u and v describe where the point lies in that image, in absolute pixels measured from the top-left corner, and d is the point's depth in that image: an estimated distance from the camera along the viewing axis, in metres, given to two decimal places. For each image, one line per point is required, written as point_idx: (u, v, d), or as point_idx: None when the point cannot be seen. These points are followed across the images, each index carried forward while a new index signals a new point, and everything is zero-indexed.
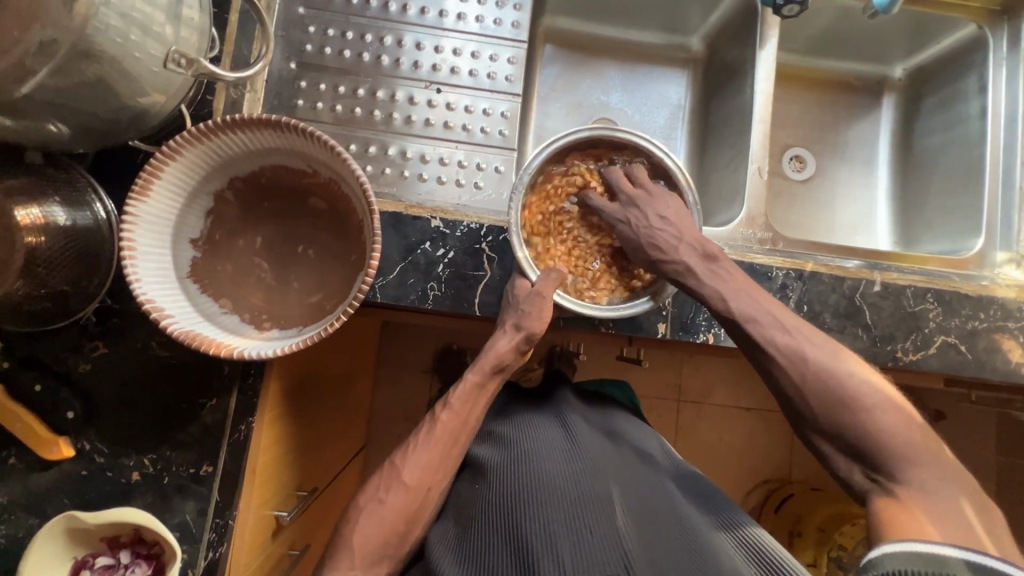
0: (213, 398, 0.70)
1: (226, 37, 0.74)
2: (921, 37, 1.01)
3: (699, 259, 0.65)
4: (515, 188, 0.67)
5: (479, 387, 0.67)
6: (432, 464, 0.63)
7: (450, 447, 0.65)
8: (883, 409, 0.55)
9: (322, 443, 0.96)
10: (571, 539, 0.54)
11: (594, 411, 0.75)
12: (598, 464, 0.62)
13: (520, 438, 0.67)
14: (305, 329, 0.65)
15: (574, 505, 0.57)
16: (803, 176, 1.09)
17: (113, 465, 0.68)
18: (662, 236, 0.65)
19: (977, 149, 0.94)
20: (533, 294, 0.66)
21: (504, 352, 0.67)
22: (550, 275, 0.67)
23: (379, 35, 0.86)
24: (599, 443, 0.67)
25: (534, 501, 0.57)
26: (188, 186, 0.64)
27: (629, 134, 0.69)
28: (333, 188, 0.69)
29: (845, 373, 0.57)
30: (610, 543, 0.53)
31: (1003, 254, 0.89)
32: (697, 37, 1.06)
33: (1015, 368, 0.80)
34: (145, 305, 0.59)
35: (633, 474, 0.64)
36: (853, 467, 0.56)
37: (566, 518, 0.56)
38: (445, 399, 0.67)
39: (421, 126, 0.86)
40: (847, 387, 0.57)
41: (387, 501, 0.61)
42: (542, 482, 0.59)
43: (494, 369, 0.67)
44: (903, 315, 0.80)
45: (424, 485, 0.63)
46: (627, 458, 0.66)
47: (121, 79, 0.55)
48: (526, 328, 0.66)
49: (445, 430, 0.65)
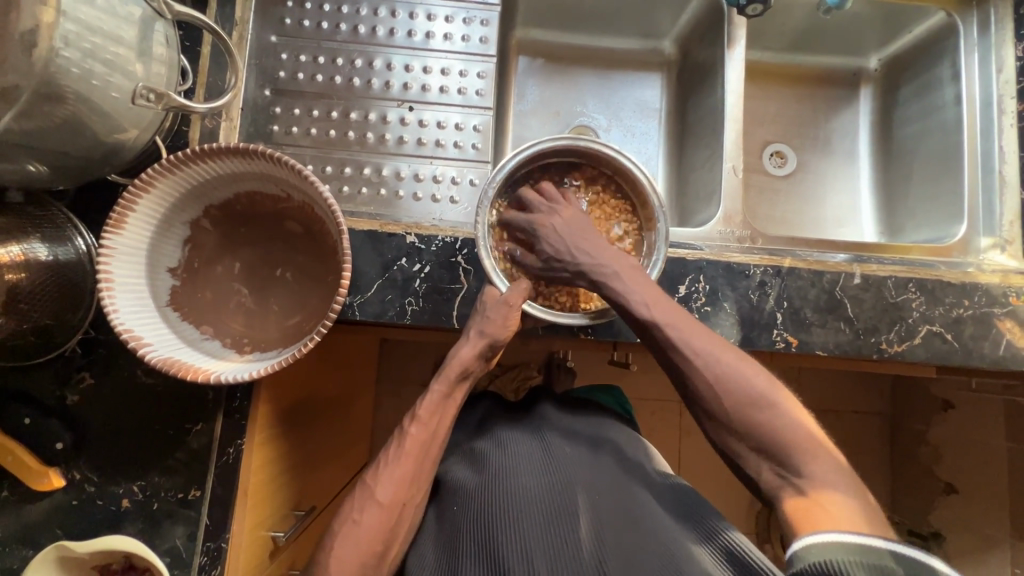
0: (199, 423, 0.71)
1: (199, 70, 0.76)
2: (892, 27, 1.01)
3: (623, 263, 0.64)
4: (481, 202, 0.67)
5: (446, 398, 0.67)
6: (405, 479, 0.63)
7: (422, 460, 0.65)
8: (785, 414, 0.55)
9: (320, 464, 0.97)
10: (543, 548, 0.57)
11: (578, 420, 0.76)
12: (567, 469, 0.65)
13: (495, 454, 0.68)
14: (283, 349, 0.66)
15: (549, 518, 0.59)
16: (784, 172, 1.09)
17: (102, 493, 0.69)
18: (586, 250, 0.64)
19: (954, 136, 0.94)
20: (500, 303, 0.66)
21: (468, 359, 0.67)
22: (518, 284, 0.67)
23: (351, 58, 0.88)
24: (575, 454, 0.68)
25: (508, 515, 0.60)
26: (163, 215, 0.65)
27: (588, 142, 0.70)
28: (306, 210, 0.70)
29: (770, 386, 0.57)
30: (580, 549, 0.56)
31: (986, 240, 0.88)
32: (670, 40, 1.07)
33: (1005, 354, 0.79)
34: (123, 334, 0.60)
35: (609, 480, 0.65)
36: (768, 466, 0.54)
37: (536, 529, 0.58)
38: (413, 411, 0.67)
39: (396, 144, 0.87)
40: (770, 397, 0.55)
41: (362, 522, 0.61)
42: (517, 496, 0.62)
43: (460, 377, 0.68)
44: (886, 306, 0.79)
45: (399, 500, 0.63)
46: (602, 464, 0.67)
47: (92, 118, 0.57)
48: (488, 334, 0.66)
49: (414, 443, 0.65)
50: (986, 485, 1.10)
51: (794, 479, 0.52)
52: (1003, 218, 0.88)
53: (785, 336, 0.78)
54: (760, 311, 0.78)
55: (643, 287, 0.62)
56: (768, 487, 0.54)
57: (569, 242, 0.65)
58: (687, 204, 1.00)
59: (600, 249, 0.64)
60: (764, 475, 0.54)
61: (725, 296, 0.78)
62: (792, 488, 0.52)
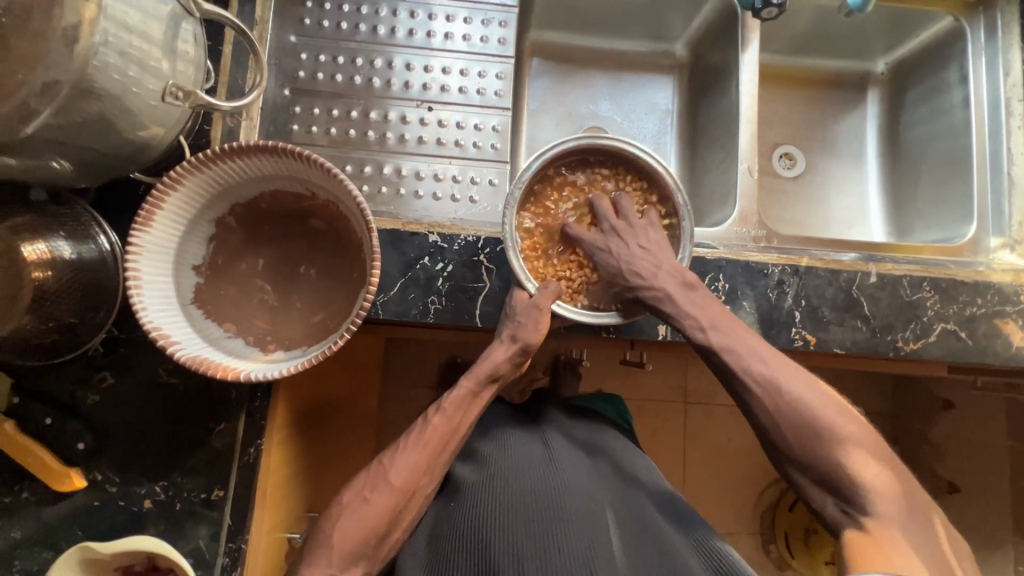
0: (222, 422, 0.71)
1: (221, 69, 0.76)
2: (900, 31, 1.03)
3: (679, 282, 0.67)
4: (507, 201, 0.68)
5: (473, 395, 0.67)
6: (420, 466, 0.63)
7: (439, 451, 0.64)
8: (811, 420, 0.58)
9: (331, 465, 0.97)
10: (536, 552, 0.59)
11: (579, 425, 0.78)
12: (567, 475, 0.67)
13: (502, 453, 0.70)
14: (309, 348, 0.66)
15: (547, 523, 0.61)
16: (794, 173, 1.10)
17: (125, 494, 0.69)
18: (642, 270, 0.68)
19: (962, 138, 0.95)
20: (531, 306, 0.67)
21: (501, 362, 0.68)
22: (548, 288, 0.68)
23: (370, 58, 0.88)
24: (577, 462, 0.70)
25: (505, 517, 0.62)
26: (190, 214, 0.65)
27: (610, 141, 0.71)
28: (331, 208, 0.70)
29: (817, 405, 0.59)
30: (575, 555, 0.59)
31: (996, 239, 0.90)
32: (681, 43, 1.08)
33: (1016, 352, 0.80)
34: (151, 332, 0.59)
35: (606, 489, 0.68)
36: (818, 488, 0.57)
37: (532, 532, 0.61)
38: (438, 402, 0.67)
39: (415, 144, 0.87)
40: (821, 424, 0.58)
41: (371, 501, 0.60)
42: (519, 499, 0.64)
43: (490, 377, 0.67)
44: (902, 305, 0.80)
45: (410, 487, 0.62)
46: (602, 473, 0.70)
47: (122, 115, 0.57)
48: (521, 339, 0.67)
49: (435, 434, 0.64)
50: (993, 482, 1.11)
51: (861, 517, 0.55)
52: (1011, 218, 0.89)
53: (803, 334, 0.79)
54: (778, 309, 0.79)
55: (706, 313, 0.66)
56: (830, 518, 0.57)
57: (623, 260, 0.69)
58: (702, 205, 1.00)
59: (655, 270, 0.67)
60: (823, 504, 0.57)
61: (744, 295, 0.79)
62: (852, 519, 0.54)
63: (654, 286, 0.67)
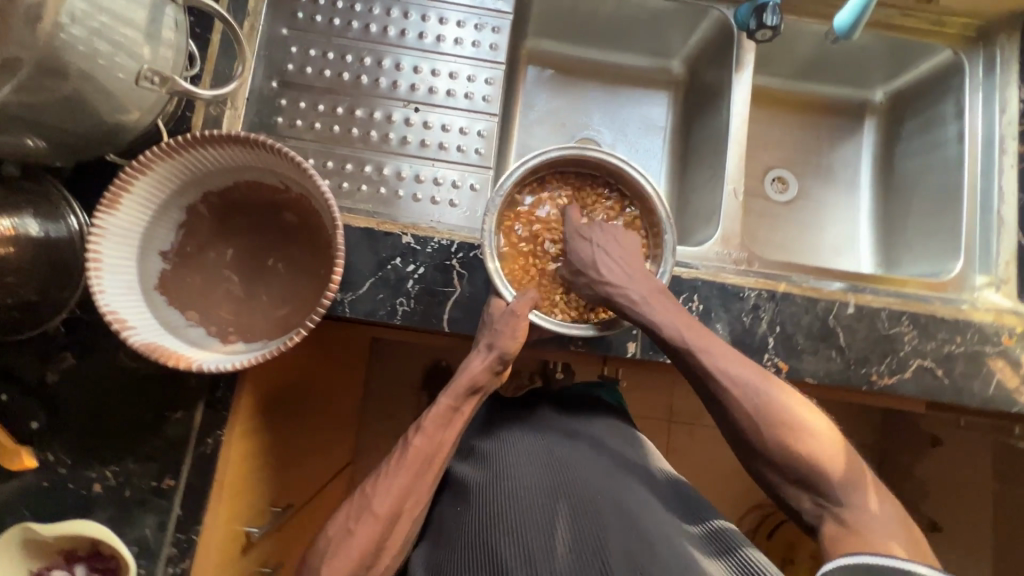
0: (178, 411, 0.70)
1: (207, 57, 0.76)
2: (899, 61, 1.01)
3: (650, 289, 0.66)
4: (488, 210, 0.67)
5: (453, 410, 0.66)
6: (404, 488, 0.62)
7: (422, 472, 0.63)
8: (795, 423, 0.59)
9: (299, 461, 0.96)
10: (547, 550, 0.56)
11: (576, 418, 0.75)
12: (570, 470, 0.65)
13: (500, 456, 0.68)
14: (269, 342, 0.66)
15: (553, 519, 0.58)
16: (785, 198, 1.09)
17: (75, 476, 0.68)
18: (611, 271, 0.67)
19: (954, 173, 0.94)
20: (508, 314, 0.67)
21: (478, 373, 0.67)
22: (526, 296, 0.68)
23: (360, 55, 0.88)
24: (579, 453, 0.68)
25: (510, 517, 0.60)
26: (159, 200, 0.65)
27: (595, 153, 0.70)
28: (304, 203, 0.70)
29: (786, 405, 0.60)
30: (586, 549, 0.55)
31: (982, 278, 0.88)
32: (679, 60, 1.07)
33: (994, 393, 0.79)
34: (107, 316, 0.59)
35: (612, 477, 0.65)
36: (801, 494, 0.59)
37: (539, 529, 0.58)
38: (417, 422, 0.66)
39: (398, 144, 0.87)
40: (800, 429, 0.59)
41: (354, 532, 0.59)
42: (520, 499, 0.61)
43: (469, 390, 0.67)
44: (879, 338, 0.79)
45: (395, 512, 0.61)
46: (606, 461, 0.67)
47: (92, 97, 0.57)
48: (499, 347, 0.67)
49: (417, 455, 0.63)
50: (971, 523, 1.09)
51: (833, 509, 0.56)
52: (999, 256, 0.88)
53: (776, 361, 0.77)
54: (752, 334, 0.78)
55: (673, 319, 0.65)
56: (810, 516, 0.58)
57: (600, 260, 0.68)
58: (687, 223, 1.00)
59: (629, 276, 0.66)
60: (805, 504, 0.58)
61: (718, 317, 0.78)
62: (833, 519, 0.56)
63: (624, 292, 0.66)
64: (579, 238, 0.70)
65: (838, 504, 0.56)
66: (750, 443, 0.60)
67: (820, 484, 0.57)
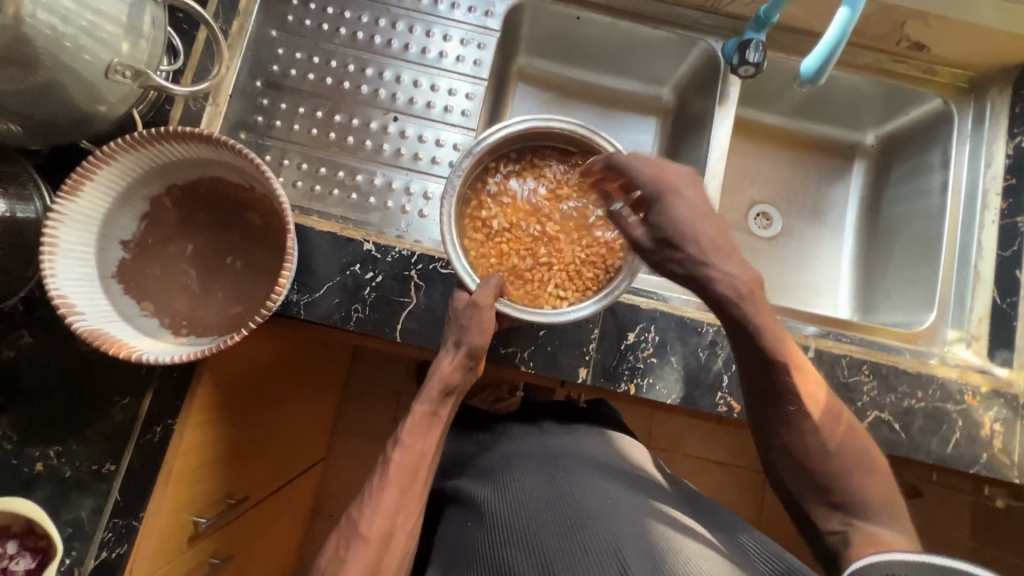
0: (126, 397, 0.71)
1: (191, 54, 0.78)
2: (892, 106, 1.00)
3: (749, 276, 0.57)
4: (447, 188, 0.68)
5: (429, 416, 0.68)
6: (391, 504, 0.62)
7: (407, 484, 0.64)
8: (836, 441, 0.62)
9: (259, 456, 0.96)
10: (562, 553, 0.55)
11: (572, 430, 0.75)
12: (575, 479, 0.63)
13: (501, 475, 0.68)
14: (218, 337, 0.67)
15: (562, 524, 0.57)
16: (768, 234, 1.07)
17: (18, 453, 0.69)
18: (705, 245, 0.57)
19: (935, 224, 0.93)
20: (470, 306, 0.66)
21: (447, 373, 0.68)
22: (489, 284, 0.66)
23: (345, 61, 0.89)
24: (584, 462, 0.67)
25: (519, 528, 0.59)
26: (123, 189, 0.66)
27: (561, 126, 0.71)
28: (267, 203, 0.71)
29: (832, 422, 0.63)
30: (601, 545, 0.53)
31: (953, 332, 0.87)
32: (670, 88, 1.05)
33: (952, 453, 0.77)
34: (55, 300, 0.60)
35: (621, 483, 0.64)
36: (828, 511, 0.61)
37: (550, 536, 0.57)
38: (395, 437, 0.68)
39: (374, 151, 0.88)
40: (843, 446, 0.62)
41: (349, 559, 0.59)
42: (527, 510, 0.61)
43: (443, 393, 0.68)
44: (836, 386, 0.77)
45: (387, 531, 0.61)
46: (611, 469, 0.66)
47: (59, 86, 0.59)
48: (465, 343, 0.67)
49: (398, 468, 0.65)
50: None
51: (859, 523, 0.59)
52: (972, 312, 0.87)
53: (729, 401, 0.76)
54: (706, 371, 0.77)
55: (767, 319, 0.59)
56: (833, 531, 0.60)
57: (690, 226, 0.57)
58: None
59: (721, 249, 0.57)
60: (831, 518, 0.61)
61: (673, 350, 0.77)
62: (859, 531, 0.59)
63: (726, 274, 0.56)
64: (658, 199, 0.58)
65: (857, 519, 0.60)
66: (797, 453, 0.63)
67: (849, 501, 0.60)
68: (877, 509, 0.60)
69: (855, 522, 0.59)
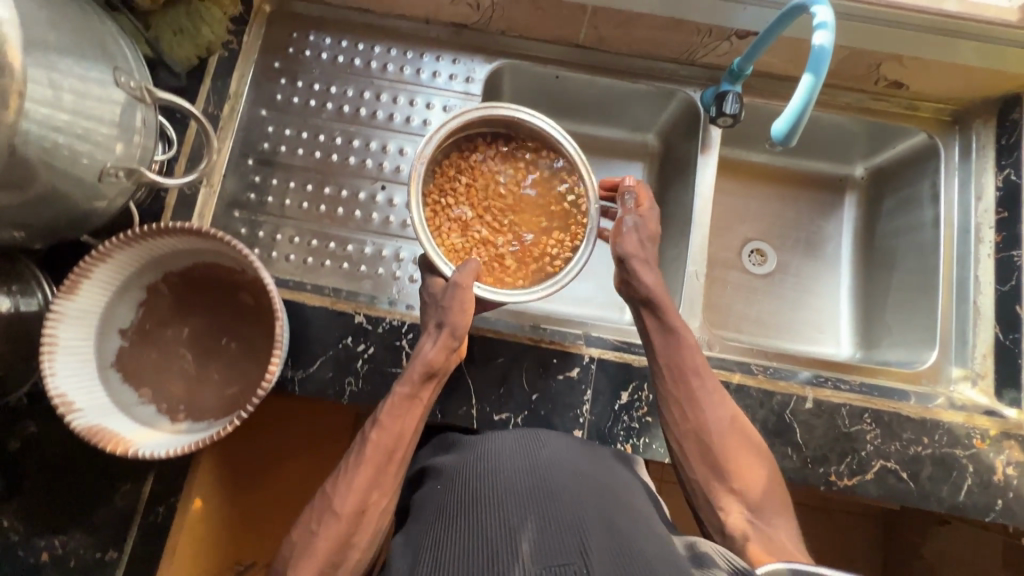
0: (128, 482, 0.72)
1: (185, 142, 0.82)
2: (877, 141, 0.99)
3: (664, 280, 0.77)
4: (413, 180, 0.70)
5: (411, 398, 0.68)
6: (364, 485, 0.62)
7: (384, 464, 0.64)
8: (735, 436, 0.68)
9: (273, 521, 0.99)
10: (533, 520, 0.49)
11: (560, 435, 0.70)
12: (553, 458, 0.59)
13: (476, 445, 0.65)
14: (214, 422, 0.68)
15: (534, 495, 0.52)
16: (762, 271, 1.06)
17: (24, 544, 0.70)
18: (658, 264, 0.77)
19: (931, 258, 0.92)
20: (453, 287, 0.69)
21: (431, 357, 0.69)
22: (466, 268, 0.70)
23: (333, 135, 0.92)
24: (564, 448, 0.63)
25: (488, 491, 0.53)
26: (118, 282, 0.68)
27: (507, 111, 0.74)
28: (258, 285, 0.73)
29: (733, 422, 0.70)
30: (574, 523, 0.48)
31: (958, 370, 0.86)
32: (654, 133, 1.06)
33: (965, 501, 0.74)
34: (54, 399, 0.62)
35: (599, 472, 0.59)
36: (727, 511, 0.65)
37: (519, 503, 0.51)
38: (375, 417, 0.68)
39: (362, 219, 0.90)
40: (746, 445, 0.68)
41: (318, 532, 0.60)
42: (497, 478, 0.56)
43: (424, 375, 0.69)
44: (838, 436, 0.76)
45: (356, 510, 0.61)
46: (592, 462, 0.62)
47: (56, 195, 0.61)
48: (448, 323, 0.69)
49: (375, 448, 0.65)
50: None
51: (758, 525, 0.63)
52: (975, 349, 0.86)
53: None
54: None
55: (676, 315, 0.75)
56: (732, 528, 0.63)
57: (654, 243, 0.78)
58: None
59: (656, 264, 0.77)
60: (732, 515, 0.64)
61: None
62: (759, 532, 0.62)
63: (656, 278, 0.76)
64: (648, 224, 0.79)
65: (755, 517, 0.63)
66: (704, 442, 0.68)
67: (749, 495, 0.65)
68: (774, 512, 0.64)
69: (755, 520, 0.63)
